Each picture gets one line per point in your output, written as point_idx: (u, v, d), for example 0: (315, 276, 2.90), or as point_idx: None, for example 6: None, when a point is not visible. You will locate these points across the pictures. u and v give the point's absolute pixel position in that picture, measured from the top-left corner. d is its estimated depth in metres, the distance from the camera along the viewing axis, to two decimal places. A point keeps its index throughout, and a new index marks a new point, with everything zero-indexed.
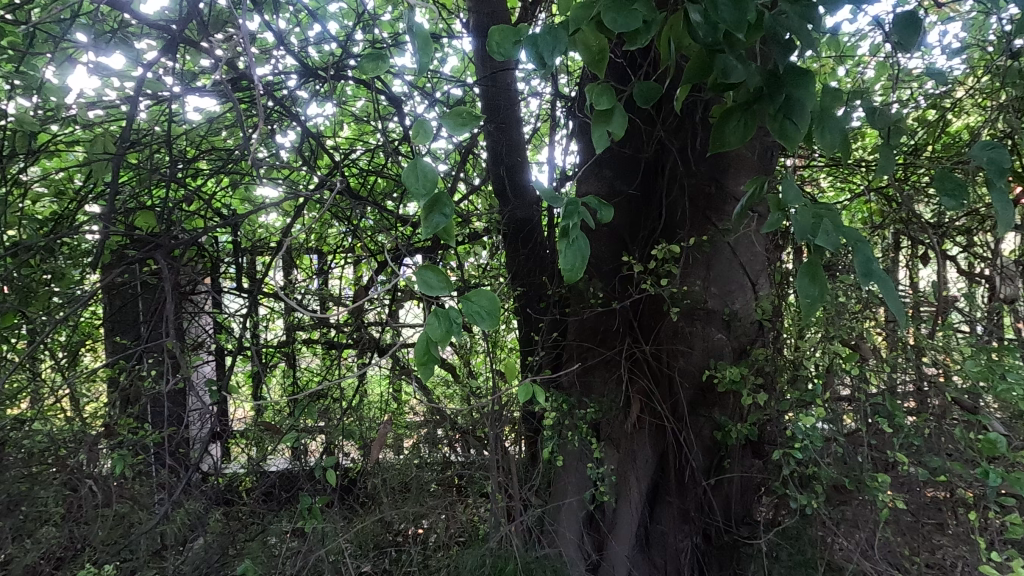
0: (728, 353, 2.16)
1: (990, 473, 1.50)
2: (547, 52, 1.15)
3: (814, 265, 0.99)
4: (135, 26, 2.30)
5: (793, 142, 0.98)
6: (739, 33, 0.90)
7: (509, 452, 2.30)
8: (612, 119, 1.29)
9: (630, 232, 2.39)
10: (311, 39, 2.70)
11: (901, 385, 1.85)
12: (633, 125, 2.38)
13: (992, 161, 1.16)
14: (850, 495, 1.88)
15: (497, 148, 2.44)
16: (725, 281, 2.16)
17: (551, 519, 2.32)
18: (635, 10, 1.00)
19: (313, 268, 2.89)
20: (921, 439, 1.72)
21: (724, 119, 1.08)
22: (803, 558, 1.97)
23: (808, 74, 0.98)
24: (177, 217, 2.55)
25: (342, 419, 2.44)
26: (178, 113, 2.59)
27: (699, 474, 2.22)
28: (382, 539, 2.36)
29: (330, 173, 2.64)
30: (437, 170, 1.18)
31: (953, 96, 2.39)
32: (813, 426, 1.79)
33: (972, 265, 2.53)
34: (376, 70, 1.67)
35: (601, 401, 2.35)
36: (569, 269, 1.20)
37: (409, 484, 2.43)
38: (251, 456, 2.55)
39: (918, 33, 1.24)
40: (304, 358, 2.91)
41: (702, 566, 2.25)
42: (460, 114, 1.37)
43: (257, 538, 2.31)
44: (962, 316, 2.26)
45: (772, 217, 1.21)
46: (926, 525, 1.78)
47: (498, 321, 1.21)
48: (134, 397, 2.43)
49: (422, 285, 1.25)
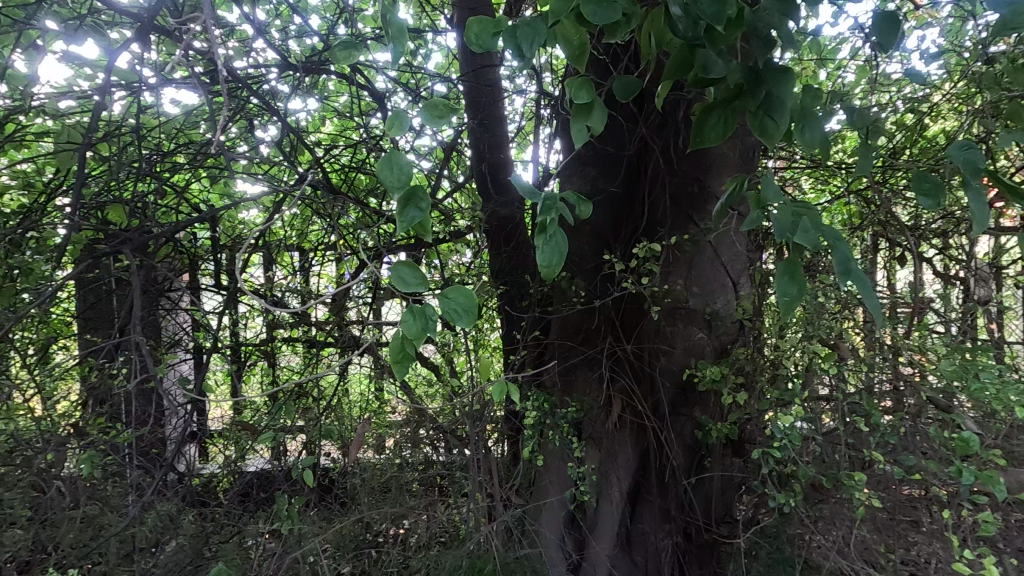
0: (710, 352, 2.16)
1: (963, 471, 1.48)
2: (526, 44, 1.12)
3: (793, 264, 0.98)
4: (110, 15, 2.24)
5: (773, 140, 0.98)
6: (720, 27, 0.89)
7: (491, 452, 2.29)
8: (592, 114, 1.28)
9: (612, 230, 2.38)
10: (292, 32, 2.65)
11: (878, 384, 1.87)
12: (616, 123, 2.36)
13: (969, 161, 1.14)
14: (828, 494, 1.86)
15: (480, 145, 2.45)
16: (707, 280, 2.16)
17: (532, 519, 2.28)
18: (615, 2, 0.98)
19: (294, 265, 2.85)
20: (897, 439, 1.74)
21: (705, 114, 1.04)
22: (782, 556, 2.01)
23: (790, 72, 0.97)
24: (154, 211, 2.50)
25: (322, 419, 2.43)
26: (154, 105, 2.53)
27: (680, 473, 2.23)
28: (361, 539, 2.28)
29: (312, 169, 2.59)
30: (413, 164, 1.16)
31: (929, 100, 2.42)
32: (792, 426, 1.79)
33: (948, 268, 2.58)
34: (347, 58, 1.64)
35: (582, 401, 2.33)
36: (546, 265, 1.17)
37: (390, 484, 2.40)
38: (228, 456, 2.54)
39: (898, 34, 1.24)
40: (284, 357, 2.87)
41: (682, 564, 2.26)
42: (437, 106, 1.35)
43: (233, 540, 2.25)
44: (938, 317, 2.29)
45: (752, 216, 1.17)
46: (901, 523, 1.81)
47: (476, 319, 1.19)
48: (106, 397, 2.37)
49: (397, 283, 1.22)
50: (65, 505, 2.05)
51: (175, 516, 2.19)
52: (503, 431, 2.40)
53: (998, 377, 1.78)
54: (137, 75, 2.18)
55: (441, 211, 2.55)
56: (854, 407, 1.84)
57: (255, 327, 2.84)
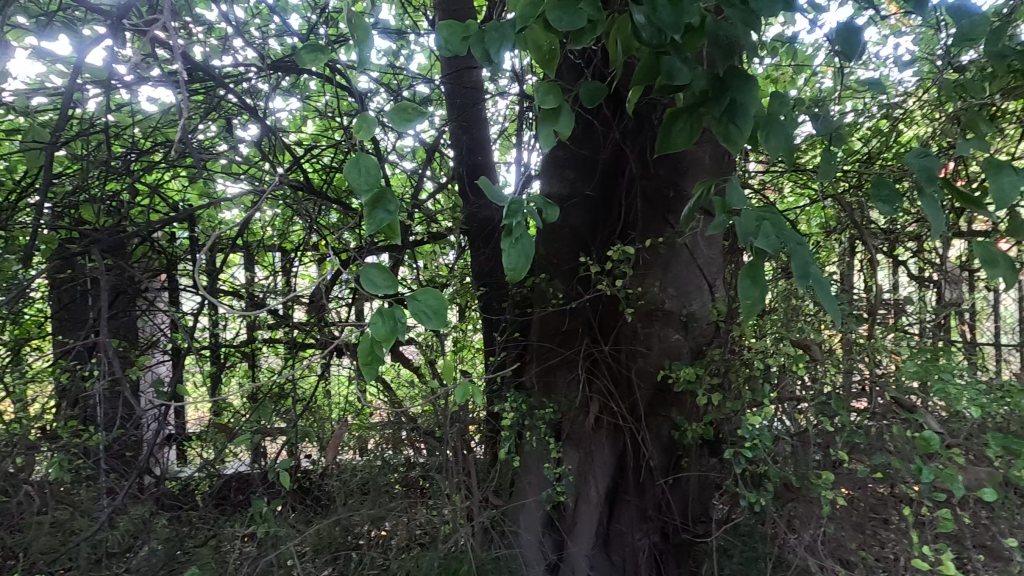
0: (686, 353, 2.17)
1: (924, 470, 1.52)
2: (494, 48, 1.14)
3: (755, 267, 1.00)
4: (82, 11, 2.20)
5: (737, 146, 0.99)
6: (677, 35, 0.91)
7: (470, 453, 2.32)
8: (559, 118, 1.30)
9: (590, 232, 2.39)
10: (272, 32, 2.62)
11: (849, 385, 1.90)
12: (592, 126, 2.39)
13: (924, 168, 1.17)
14: (799, 492, 1.87)
15: (460, 147, 2.48)
16: (683, 282, 2.18)
17: (510, 520, 2.30)
18: (580, 9, 1.00)
19: (275, 265, 2.84)
20: (864, 438, 1.77)
21: (671, 120, 1.06)
22: (754, 554, 2.04)
23: (752, 78, 0.98)
24: (129, 211, 2.47)
25: (300, 421, 2.41)
26: (130, 103, 2.49)
27: (657, 473, 2.27)
28: (340, 542, 2.26)
29: (292, 169, 2.57)
30: (381, 166, 1.17)
31: (901, 106, 2.47)
32: (762, 427, 1.82)
33: (922, 270, 2.63)
34: (314, 62, 1.65)
35: (561, 402, 2.35)
36: (513, 268, 1.19)
37: (369, 486, 2.39)
38: (206, 458, 2.49)
39: (860, 42, 1.28)
40: (265, 358, 2.85)
41: (659, 565, 2.32)
42: (404, 109, 1.37)
43: (209, 544, 2.21)
44: (912, 318, 2.34)
45: (718, 220, 1.18)
46: (872, 520, 1.84)
47: (445, 321, 1.19)
48: (78, 399, 2.33)
49: (367, 285, 1.23)
50: (34, 509, 2.03)
51: (148, 520, 2.16)
52: (482, 432, 2.40)
53: (964, 378, 1.82)
54: (111, 73, 2.15)
55: (421, 212, 2.55)
56: (824, 408, 1.87)
57: (235, 328, 2.81)
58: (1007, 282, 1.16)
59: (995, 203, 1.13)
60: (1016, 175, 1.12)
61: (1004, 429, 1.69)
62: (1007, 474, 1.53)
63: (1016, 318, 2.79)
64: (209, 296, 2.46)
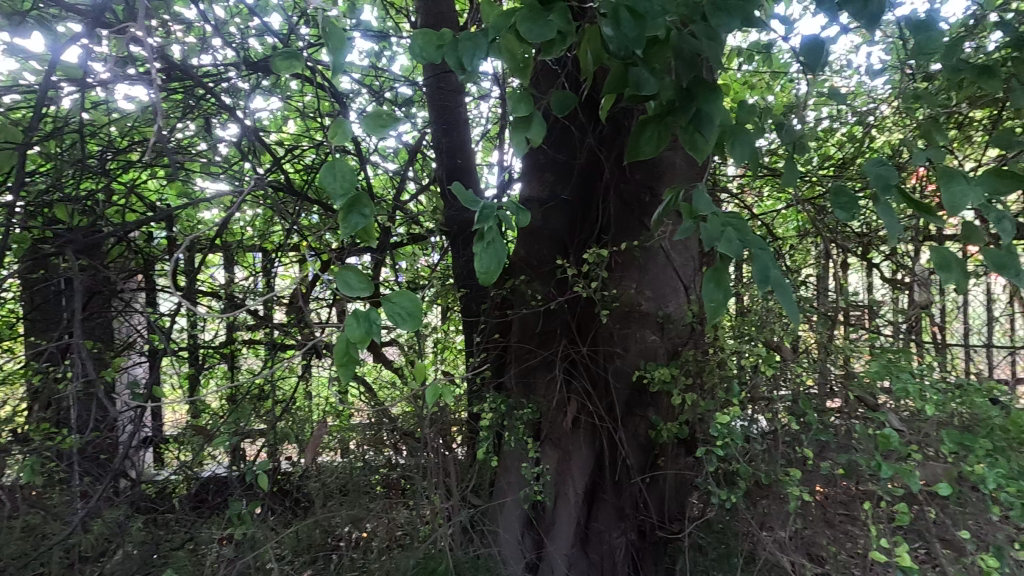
0: (662, 354, 2.21)
1: (883, 466, 1.57)
2: (467, 57, 1.17)
3: (719, 271, 1.04)
4: (56, 9, 2.17)
5: (702, 154, 1.03)
6: (640, 50, 0.94)
7: (450, 453, 2.34)
8: (531, 126, 1.33)
9: (568, 235, 2.43)
10: (252, 31, 2.61)
11: (817, 386, 1.95)
12: (569, 130, 2.43)
13: (881, 177, 1.21)
14: (767, 490, 1.95)
15: (441, 149, 2.50)
16: (659, 285, 2.23)
17: (490, 520, 2.35)
18: (549, 21, 1.03)
19: (256, 266, 2.82)
20: (829, 436, 1.83)
21: (640, 129, 1.10)
22: (727, 550, 2.08)
23: (718, 90, 1.02)
24: (104, 211, 2.44)
25: (279, 422, 2.41)
26: (107, 101, 2.47)
27: (634, 471, 2.31)
28: (320, 543, 2.26)
29: (272, 170, 2.56)
30: (356, 171, 1.18)
31: (873, 114, 2.54)
32: (732, 426, 1.86)
33: (894, 273, 2.70)
34: (289, 67, 1.61)
35: (540, 402, 2.39)
36: (484, 272, 1.20)
37: (349, 487, 2.40)
38: (183, 460, 2.47)
39: (824, 56, 1.32)
40: (245, 359, 2.83)
41: (636, 563, 2.36)
42: (380, 116, 1.39)
43: (185, 547, 2.21)
44: (884, 320, 2.41)
45: (686, 226, 1.20)
46: (838, 516, 1.88)
47: (420, 323, 1.21)
48: (51, 401, 2.31)
49: (343, 287, 1.24)
50: (5, 513, 2.04)
51: (123, 523, 2.16)
52: (462, 432, 2.42)
53: (925, 377, 1.89)
54: (85, 72, 2.13)
55: (402, 214, 2.56)
56: (792, 407, 1.93)
57: (215, 329, 2.79)
58: (960, 286, 1.21)
59: (948, 211, 1.18)
60: (967, 185, 1.18)
61: (961, 426, 1.75)
62: (960, 469, 1.59)
63: (984, 318, 2.88)
64: (186, 296, 2.45)
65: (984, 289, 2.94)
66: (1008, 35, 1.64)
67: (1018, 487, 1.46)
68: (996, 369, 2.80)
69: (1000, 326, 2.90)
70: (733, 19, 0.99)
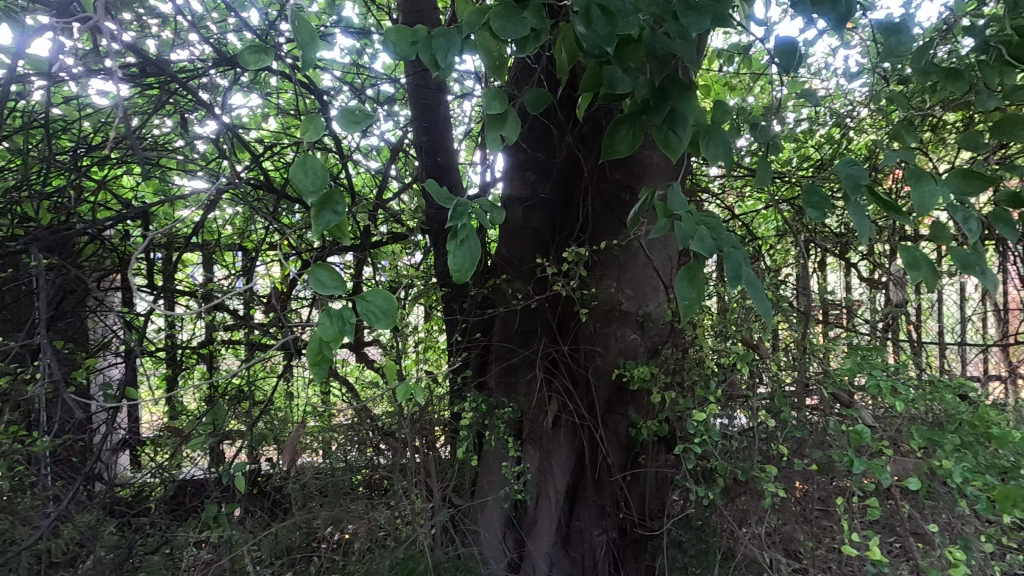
0: (642, 353, 2.22)
1: (854, 461, 1.60)
2: (441, 53, 1.16)
3: (692, 270, 1.05)
4: (24, 1, 2.11)
5: (676, 152, 1.04)
6: (612, 47, 0.95)
7: (432, 453, 2.34)
8: (506, 124, 1.33)
9: (549, 234, 2.43)
10: (230, 25, 2.56)
11: (794, 384, 1.97)
12: (549, 129, 2.43)
13: (852, 176, 1.22)
14: (744, 487, 1.98)
15: (423, 147, 2.50)
16: (638, 283, 2.23)
17: (470, 520, 2.36)
18: (523, 18, 1.03)
19: (236, 264, 2.77)
20: (804, 433, 1.85)
21: (614, 128, 1.11)
22: (705, 546, 2.10)
23: (691, 89, 1.04)
24: (76, 208, 2.39)
25: (258, 423, 2.37)
26: (79, 95, 2.41)
27: (615, 469, 2.31)
28: (299, 545, 2.24)
29: (251, 168, 2.52)
30: (328, 168, 1.17)
31: (851, 116, 2.56)
32: (709, 424, 1.88)
33: (872, 272, 2.75)
34: (258, 63, 1.58)
35: (521, 401, 2.39)
36: (458, 270, 1.19)
37: (329, 488, 2.37)
38: (160, 463, 2.43)
39: (797, 57, 1.33)
40: (224, 360, 2.78)
41: (617, 561, 2.35)
42: (352, 112, 1.36)
43: (160, 550, 2.17)
44: (862, 318, 2.45)
45: (660, 224, 1.20)
46: (814, 511, 1.91)
47: (395, 322, 1.20)
48: (20, 403, 2.25)
49: (315, 285, 1.23)
50: None
51: (95, 527, 2.12)
52: (444, 432, 2.41)
53: (898, 374, 1.92)
54: (54, 66, 2.07)
55: (383, 212, 2.54)
56: (768, 404, 1.95)
57: (194, 329, 2.74)
58: (929, 285, 1.24)
59: (916, 212, 1.20)
60: (935, 184, 1.20)
61: (933, 423, 1.79)
62: (929, 464, 1.62)
63: (958, 316, 2.94)
64: (162, 295, 2.40)
65: (957, 289, 3.00)
66: (977, 39, 1.67)
67: (983, 480, 1.50)
68: (968, 367, 2.86)
69: (973, 325, 2.96)
70: (703, 18, 0.99)
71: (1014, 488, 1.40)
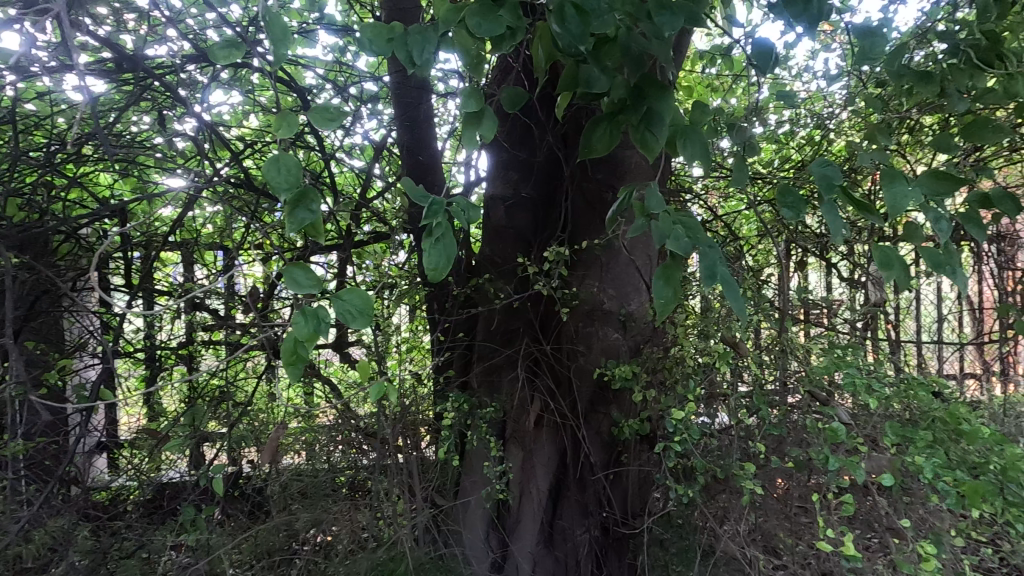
0: (624, 352, 2.22)
1: (830, 458, 1.62)
2: (416, 51, 1.17)
3: (668, 269, 1.06)
4: None
5: (652, 151, 1.05)
6: (586, 47, 0.95)
7: (414, 454, 2.33)
8: (483, 123, 1.32)
9: (531, 233, 2.44)
10: (210, 21, 2.52)
11: (772, 382, 2.00)
12: (531, 129, 2.43)
13: (826, 177, 1.24)
14: (723, 485, 2.00)
15: (407, 146, 2.48)
16: (621, 283, 2.24)
17: (453, 520, 2.37)
18: (500, 16, 1.03)
19: (217, 264, 2.73)
20: (782, 431, 1.88)
21: (591, 128, 1.12)
22: (686, 544, 2.11)
23: (668, 90, 1.04)
24: (50, 207, 2.34)
25: (238, 425, 2.34)
26: (53, 91, 2.36)
27: (597, 468, 2.32)
28: (280, 547, 2.22)
29: (232, 166, 2.48)
30: (302, 166, 1.15)
31: (832, 118, 2.60)
32: (689, 422, 1.89)
33: (853, 272, 2.78)
34: (229, 57, 1.53)
35: (504, 401, 2.39)
36: (433, 268, 1.18)
37: (311, 490, 2.35)
38: (138, 466, 2.38)
39: (773, 58, 1.34)
40: (205, 361, 2.73)
41: (599, 560, 2.35)
42: (325, 109, 1.34)
43: (135, 554, 2.14)
44: (843, 317, 2.48)
45: (638, 224, 1.20)
46: (793, 509, 1.93)
47: (371, 321, 1.19)
48: None
49: (290, 284, 1.21)
50: None
51: (69, 531, 2.08)
52: (428, 432, 2.40)
53: (874, 373, 1.95)
54: (27, 61, 2.02)
55: (365, 211, 2.52)
56: (747, 403, 1.97)
57: (173, 330, 2.69)
58: (900, 285, 1.25)
59: (889, 212, 1.22)
60: (907, 185, 1.22)
61: (909, 420, 1.82)
62: (902, 461, 1.65)
63: (935, 315, 2.99)
64: (138, 296, 2.36)
65: (935, 288, 3.06)
66: (949, 43, 1.70)
67: (953, 476, 1.53)
68: (945, 365, 2.92)
69: (949, 324, 3.00)
70: (677, 18, 1.00)
71: (983, 484, 1.43)
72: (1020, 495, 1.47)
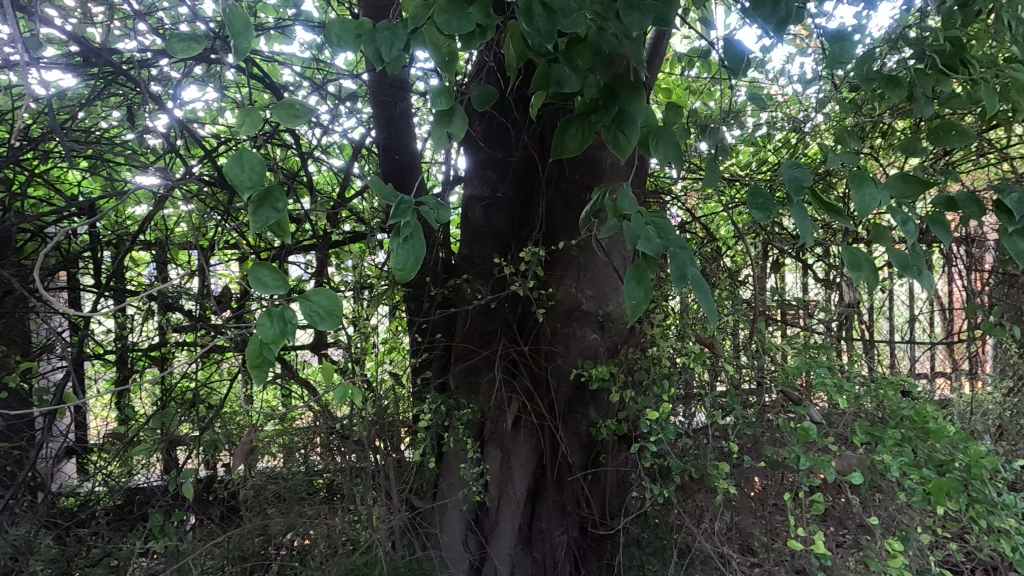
0: (602, 353, 2.23)
1: (801, 457, 1.62)
2: (385, 48, 1.16)
3: (639, 269, 1.06)
4: None
5: (623, 152, 1.05)
6: (554, 45, 0.95)
7: (390, 457, 2.30)
8: (454, 120, 1.31)
9: (509, 233, 2.43)
10: (183, 14, 2.46)
11: (747, 382, 2.01)
12: (508, 128, 2.42)
13: (797, 178, 1.25)
14: (698, 484, 2.01)
15: (386, 144, 2.46)
16: (598, 283, 2.24)
17: (431, 522, 2.35)
18: (469, 13, 1.03)
19: (191, 263, 2.66)
20: (756, 431, 1.89)
21: (563, 128, 1.12)
22: (662, 544, 2.12)
23: (639, 91, 1.04)
24: (14, 205, 2.26)
25: (211, 428, 2.29)
26: (17, 85, 2.29)
27: (575, 469, 2.32)
28: (253, 553, 2.18)
29: (206, 164, 2.43)
30: (267, 163, 1.13)
31: (808, 121, 2.63)
32: (664, 421, 1.90)
33: (828, 274, 2.82)
34: (189, 50, 1.50)
35: (481, 402, 2.38)
36: (401, 269, 1.17)
37: (285, 493, 2.30)
38: (108, 471, 2.32)
39: (744, 59, 1.35)
40: (179, 363, 2.66)
41: (577, 560, 2.36)
42: (292, 105, 1.32)
43: (102, 562, 2.09)
44: (819, 317, 2.50)
45: (610, 224, 1.20)
46: (768, 507, 1.95)
47: (339, 322, 1.17)
48: None
49: (256, 285, 1.19)
50: None
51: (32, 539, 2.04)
52: (406, 434, 2.37)
53: (846, 373, 1.97)
54: None
55: (342, 210, 2.49)
56: (722, 403, 1.98)
57: (145, 330, 2.62)
58: (868, 285, 1.28)
59: (858, 214, 1.23)
60: (875, 188, 1.24)
61: (879, 418, 1.84)
62: (872, 459, 1.67)
63: (907, 315, 3.05)
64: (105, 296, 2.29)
65: (907, 289, 3.11)
66: (919, 49, 1.72)
67: (919, 474, 1.56)
68: (916, 365, 2.96)
69: (921, 324, 3.06)
70: (645, 18, 1.00)
71: (949, 481, 1.47)
72: (984, 493, 1.51)
